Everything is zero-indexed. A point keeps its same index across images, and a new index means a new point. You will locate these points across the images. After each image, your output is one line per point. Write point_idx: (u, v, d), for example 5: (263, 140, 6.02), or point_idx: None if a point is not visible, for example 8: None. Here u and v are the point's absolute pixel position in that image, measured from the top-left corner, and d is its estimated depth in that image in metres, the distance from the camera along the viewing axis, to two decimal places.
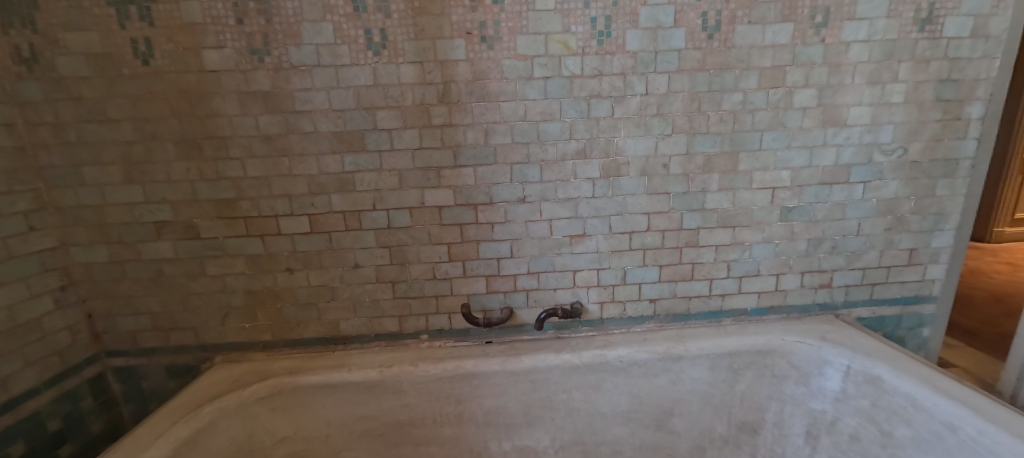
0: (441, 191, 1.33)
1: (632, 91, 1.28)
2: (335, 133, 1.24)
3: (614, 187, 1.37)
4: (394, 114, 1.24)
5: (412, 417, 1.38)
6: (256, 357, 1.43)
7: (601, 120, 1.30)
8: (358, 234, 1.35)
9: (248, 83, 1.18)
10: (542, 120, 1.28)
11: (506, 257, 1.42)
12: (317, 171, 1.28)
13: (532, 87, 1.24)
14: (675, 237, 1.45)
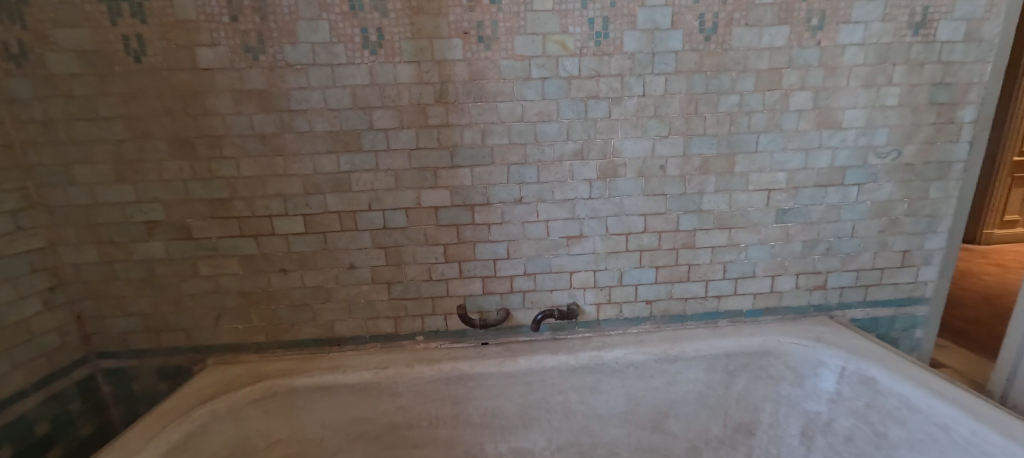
0: (619, 237, 0.87)
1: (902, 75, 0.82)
2: (424, 140, 0.81)
3: (861, 200, 0.89)
4: (552, 126, 0.81)
5: (413, 418, 0.85)
6: (254, 364, 0.88)
7: (853, 119, 0.84)
8: (459, 275, 0.89)
9: (320, 79, 0.76)
10: (774, 114, 0.81)
11: (691, 300, 0.93)
12: (400, 186, 0.84)
13: (770, 69, 0.79)
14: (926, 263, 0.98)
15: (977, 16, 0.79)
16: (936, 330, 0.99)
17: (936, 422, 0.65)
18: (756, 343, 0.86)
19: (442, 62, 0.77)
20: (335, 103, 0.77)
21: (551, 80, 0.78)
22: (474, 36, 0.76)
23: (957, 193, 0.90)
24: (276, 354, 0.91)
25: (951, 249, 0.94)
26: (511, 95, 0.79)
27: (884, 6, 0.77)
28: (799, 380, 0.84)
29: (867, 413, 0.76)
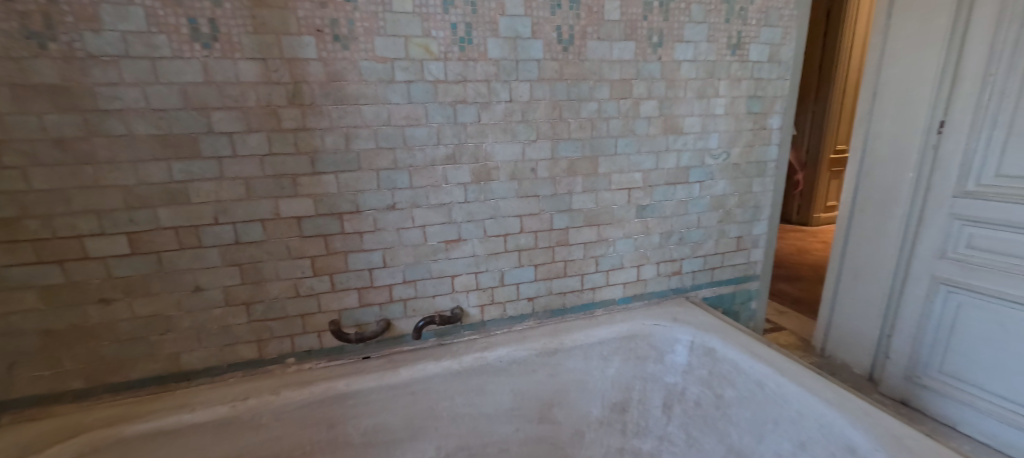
0: (498, 239, 0.91)
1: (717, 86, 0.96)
2: (279, 144, 0.74)
3: (700, 193, 1.03)
4: (422, 130, 0.80)
5: (286, 454, 0.77)
6: (71, 416, 0.73)
7: (687, 125, 0.96)
8: (324, 288, 0.84)
9: (137, 73, 0.65)
10: (627, 121, 0.91)
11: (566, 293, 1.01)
12: (250, 196, 0.75)
13: (621, 80, 0.88)
14: (756, 248, 1.16)
15: (776, 42, 0.98)
16: (765, 302, 1.22)
17: (755, 380, 0.81)
18: (622, 328, 0.97)
19: (292, 61, 0.71)
20: (160, 102, 0.67)
21: (417, 84, 0.77)
22: (329, 35, 0.71)
23: (771, 188, 1.10)
24: (102, 401, 0.76)
25: (769, 234, 1.15)
26: (377, 98, 0.76)
27: (709, 30, 0.91)
28: (658, 357, 0.97)
29: (709, 378, 0.90)
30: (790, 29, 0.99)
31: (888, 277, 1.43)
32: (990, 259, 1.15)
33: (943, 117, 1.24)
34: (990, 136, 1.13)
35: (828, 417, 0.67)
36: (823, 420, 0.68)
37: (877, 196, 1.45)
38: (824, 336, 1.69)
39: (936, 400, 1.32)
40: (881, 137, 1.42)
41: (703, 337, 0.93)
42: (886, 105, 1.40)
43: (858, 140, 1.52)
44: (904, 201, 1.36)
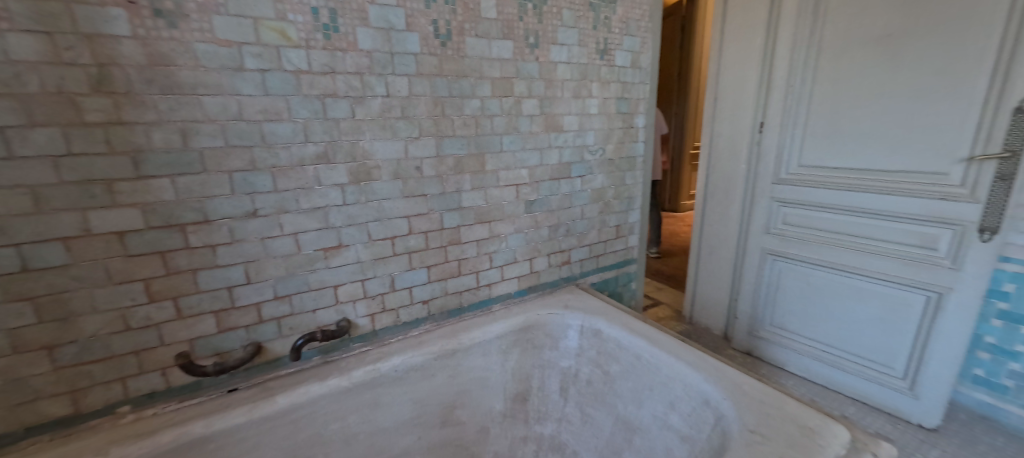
0: (386, 242, 0.87)
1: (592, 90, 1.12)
2: (83, 142, 0.58)
3: (576, 188, 1.18)
4: (285, 126, 0.71)
5: None
6: None
7: (568, 121, 1.10)
8: (167, 315, 0.70)
9: None
10: (511, 118, 0.99)
11: (467, 290, 1.06)
12: (40, 210, 0.58)
13: (503, 78, 0.94)
14: (632, 234, 1.36)
15: (636, 50, 1.19)
16: (642, 281, 1.43)
17: (634, 352, 1.01)
18: (520, 320, 1.09)
19: (91, 36, 0.56)
20: None
21: (272, 73, 0.68)
22: (146, 8, 0.59)
23: (642, 180, 1.31)
24: None
25: (641, 223, 1.37)
26: (220, 88, 0.65)
27: (579, 35, 1.05)
28: (554, 344, 1.12)
29: (597, 356, 1.08)
30: (646, 39, 1.20)
31: (733, 251, 1.75)
32: (800, 231, 1.52)
33: (763, 119, 1.56)
34: (794, 133, 1.48)
35: (685, 376, 0.89)
36: (683, 378, 0.89)
37: (721, 184, 1.75)
38: (691, 305, 1.99)
39: (769, 346, 1.69)
40: (722, 135, 1.72)
41: (592, 321, 1.12)
42: (723, 109, 1.70)
43: (705, 138, 1.80)
44: (740, 188, 1.68)
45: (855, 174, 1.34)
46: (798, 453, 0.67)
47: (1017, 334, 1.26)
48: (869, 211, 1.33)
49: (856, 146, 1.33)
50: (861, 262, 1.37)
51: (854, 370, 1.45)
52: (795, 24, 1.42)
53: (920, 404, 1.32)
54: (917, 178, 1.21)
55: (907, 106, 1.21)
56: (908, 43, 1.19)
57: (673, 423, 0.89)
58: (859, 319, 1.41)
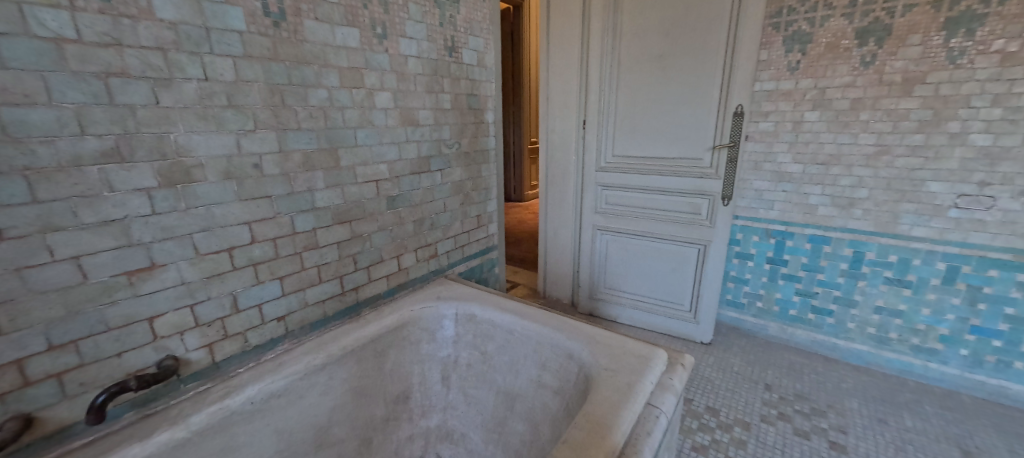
0: (220, 254, 0.81)
1: (443, 88, 1.24)
2: None
3: (433, 182, 1.27)
4: (47, 113, 0.58)
5: None
6: None
7: (421, 113, 1.19)
8: None
9: None
10: (365, 109, 1.04)
11: (334, 295, 1.06)
12: None
13: (350, 68, 0.99)
14: (491, 221, 1.53)
15: (480, 50, 1.34)
16: (502, 265, 1.62)
17: (507, 328, 1.12)
18: (394, 319, 1.12)
19: None
20: None
21: (14, 38, 0.55)
22: None
23: (495, 172, 1.50)
24: None
25: (498, 212, 1.56)
26: None
27: (427, 30, 1.16)
28: (431, 337, 1.19)
29: (473, 339, 1.18)
30: (488, 41, 1.36)
31: (573, 231, 2.05)
32: (618, 208, 1.89)
33: (584, 117, 1.88)
34: (610, 127, 1.83)
35: (552, 338, 1.04)
36: (551, 340, 1.04)
37: (558, 174, 2.02)
38: (545, 281, 2.24)
39: (606, 305, 2.06)
40: (555, 131, 1.98)
41: (464, 307, 1.20)
42: (554, 109, 1.96)
43: (541, 134, 2.03)
44: (573, 176, 1.98)
45: (650, 161, 1.77)
46: (638, 375, 0.87)
47: (744, 266, 1.90)
48: (663, 189, 1.76)
49: (648, 140, 1.75)
50: (658, 228, 1.81)
51: (661, 311, 1.92)
52: (602, 41, 1.75)
53: (700, 327, 1.84)
54: (686, 162, 1.69)
55: (675, 110, 1.67)
56: (673, 64, 1.64)
57: (545, 381, 1.03)
58: (661, 271, 1.86)
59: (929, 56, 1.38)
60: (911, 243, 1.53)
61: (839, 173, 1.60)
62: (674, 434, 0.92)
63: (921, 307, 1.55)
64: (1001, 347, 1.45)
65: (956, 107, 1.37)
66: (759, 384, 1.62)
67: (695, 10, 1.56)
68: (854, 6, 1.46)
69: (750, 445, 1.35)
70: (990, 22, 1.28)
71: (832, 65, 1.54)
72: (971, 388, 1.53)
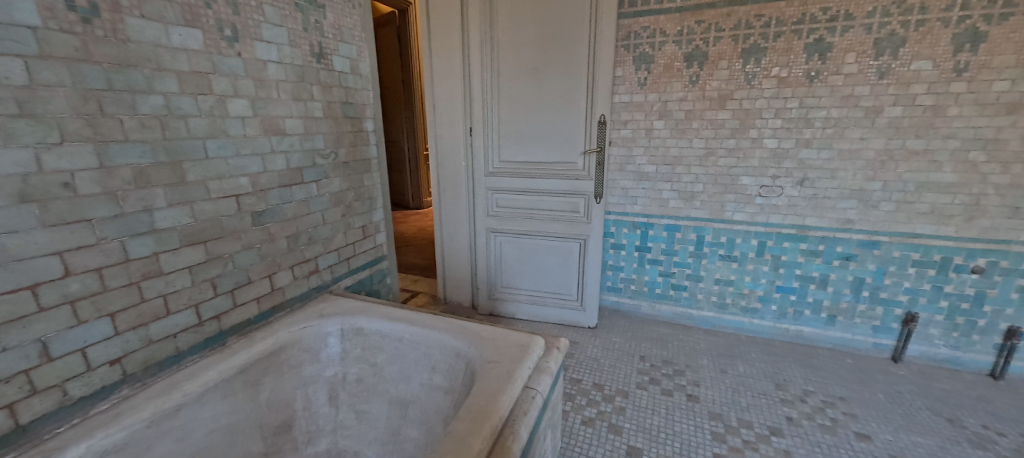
0: (17, 294, 0.67)
1: (313, 97, 1.20)
2: None
3: (308, 194, 1.22)
4: None
5: None
6: None
7: (288, 121, 1.13)
8: None
9: None
10: (218, 116, 0.96)
11: (190, 326, 0.95)
12: None
13: (193, 72, 0.90)
14: (378, 231, 1.53)
15: (353, 56, 1.32)
16: (393, 274, 1.63)
17: (397, 336, 1.13)
18: (270, 344, 1.05)
19: None
20: None
21: None
22: None
23: (379, 181, 1.51)
24: None
25: (384, 220, 1.56)
26: None
27: (288, 34, 1.11)
28: (315, 357, 1.14)
29: (363, 353, 1.17)
30: (362, 48, 1.35)
31: (468, 233, 2.15)
32: (508, 210, 2.04)
33: (471, 125, 1.98)
34: (495, 134, 1.96)
35: (441, 340, 1.08)
36: (440, 342, 1.08)
37: (450, 179, 2.10)
38: (445, 287, 2.30)
39: (504, 303, 2.18)
40: (444, 138, 2.05)
41: (351, 321, 1.18)
42: (441, 116, 2.02)
43: (431, 140, 2.09)
44: (465, 181, 2.07)
45: (532, 166, 1.94)
46: (518, 363, 0.96)
47: (619, 255, 2.17)
48: (545, 191, 1.95)
49: (529, 145, 1.92)
50: (544, 227, 2.00)
51: (553, 302, 2.11)
52: (481, 52, 1.86)
53: (586, 312, 2.07)
54: (562, 167, 1.90)
55: (550, 119, 1.86)
56: (545, 76, 1.81)
57: (436, 382, 1.07)
58: (550, 266, 2.06)
59: (733, 78, 1.76)
60: (734, 226, 1.92)
61: (681, 171, 1.94)
62: (553, 411, 1.03)
63: (744, 275, 1.96)
64: (795, 299, 1.91)
65: (754, 119, 1.77)
66: (635, 356, 1.88)
67: (560, 29, 1.74)
68: (681, 35, 1.78)
69: (628, 410, 1.56)
70: (768, 54, 1.69)
71: (670, 82, 1.86)
72: (780, 334, 1.98)
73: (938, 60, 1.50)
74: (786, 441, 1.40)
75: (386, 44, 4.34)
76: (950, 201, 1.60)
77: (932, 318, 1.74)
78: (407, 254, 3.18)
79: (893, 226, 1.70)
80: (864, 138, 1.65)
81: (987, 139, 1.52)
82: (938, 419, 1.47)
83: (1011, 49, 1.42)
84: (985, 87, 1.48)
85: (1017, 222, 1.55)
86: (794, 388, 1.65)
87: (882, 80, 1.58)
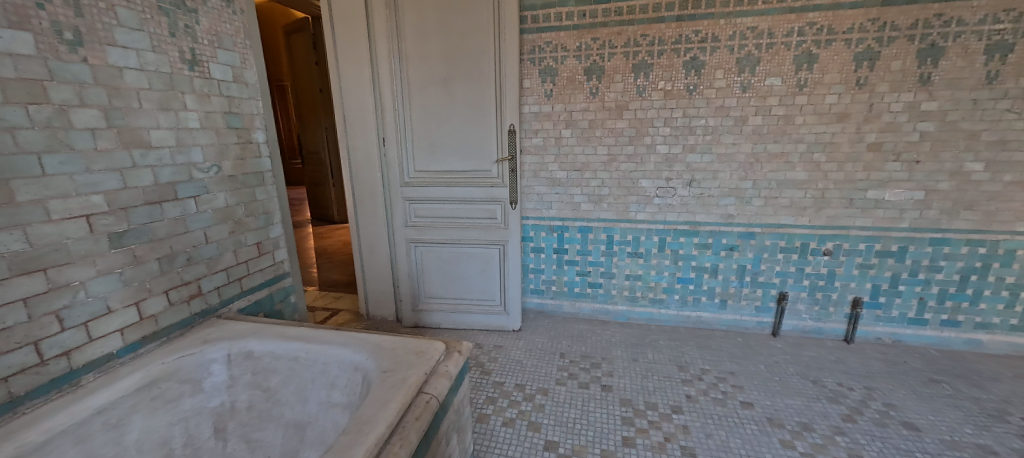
0: None
1: (186, 106, 1.12)
2: None
3: (186, 210, 1.14)
4: None
5: None
6: None
7: (154, 133, 1.04)
8: None
9: None
10: (60, 128, 0.85)
11: (28, 367, 0.82)
12: None
13: (21, 79, 0.79)
14: (275, 248, 1.47)
15: (235, 65, 1.27)
16: (296, 293, 1.58)
17: (291, 356, 1.09)
18: (139, 379, 0.94)
19: None
20: None
21: None
22: None
23: (275, 195, 1.45)
24: None
25: (285, 236, 1.51)
26: None
27: (151, 40, 1.02)
28: (196, 388, 1.06)
29: (254, 378, 1.12)
30: (246, 57, 1.31)
31: (387, 245, 2.11)
32: (427, 220, 2.04)
33: (384, 135, 1.95)
34: (409, 144, 1.95)
35: (337, 355, 1.06)
36: (336, 357, 1.05)
37: (366, 191, 2.05)
38: (367, 302, 2.25)
39: (429, 314, 2.16)
40: (357, 149, 2.00)
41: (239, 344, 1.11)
42: (353, 126, 1.98)
43: (343, 151, 2.02)
44: (381, 192, 2.04)
45: (449, 175, 1.96)
46: (414, 369, 0.96)
47: (539, 258, 2.26)
48: (462, 199, 1.98)
49: (445, 155, 1.94)
50: (464, 234, 2.03)
51: (478, 309, 2.13)
52: (390, 62, 1.86)
53: (510, 316, 2.12)
54: (478, 175, 1.94)
55: (463, 129, 1.89)
56: (455, 87, 1.85)
57: (336, 400, 1.04)
58: (472, 273, 2.08)
59: (627, 90, 1.93)
60: (637, 225, 2.09)
61: (590, 176, 2.08)
62: (456, 414, 1.05)
63: (650, 269, 2.14)
64: (694, 288, 2.12)
65: (648, 127, 1.96)
66: (556, 353, 1.95)
67: (466, 42, 1.79)
68: (580, 50, 1.93)
69: (547, 406, 1.59)
70: (654, 69, 1.88)
71: (573, 94, 1.99)
72: (684, 321, 2.18)
73: (785, 77, 1.78)
74: (685, 416, 1.52)
75: (302, 54, 4.25)
76: (804, 195, 1.89)
77: (798, 295, 2.03)
78: (329, 271, 3.03)
79: (763, 218, 1.96)
80: (736, 143, 1.90)
81: (826, 143, 1.82)
82: (806, 382, 1.71)
83: (836, 69, 1.73)
84: (820, 100, 1.78)
85: (852, 211, 1.87)
86: (693, 369, 1.82)
87: (745, 93, 1.83)
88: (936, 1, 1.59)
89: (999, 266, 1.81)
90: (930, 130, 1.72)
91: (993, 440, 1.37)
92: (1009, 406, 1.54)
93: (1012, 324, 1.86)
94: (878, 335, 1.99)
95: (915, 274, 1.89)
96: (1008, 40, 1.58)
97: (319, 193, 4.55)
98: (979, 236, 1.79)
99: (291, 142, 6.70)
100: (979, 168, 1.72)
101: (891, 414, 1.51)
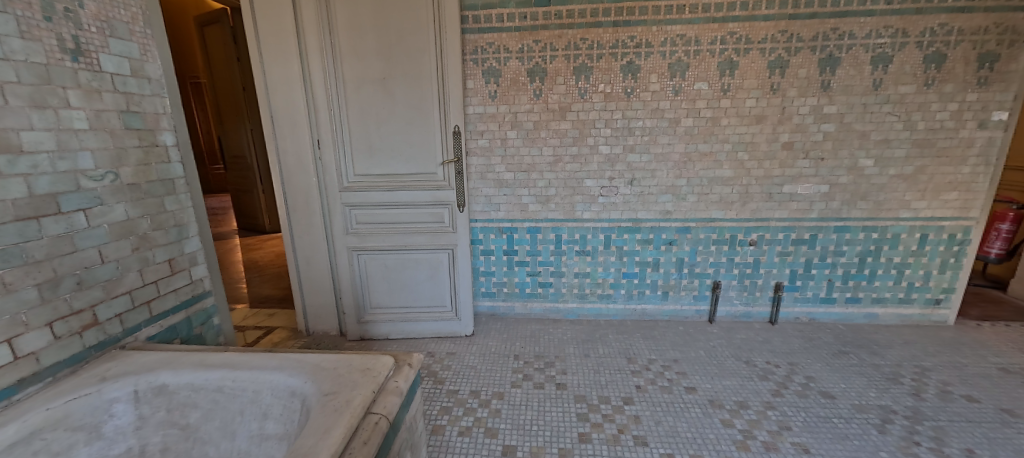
0: None
1: (67, 104, 0.95)
2: None
3: (73, 226, 0.97)
4: None
5: None
6: None
7: (23, 134, 0.87)
8: None
9: None
10: None
11: None
12: None
13: None
14: (192, 264, 1.31)
15: (133, 56, 1.11)
16: (220, 313, 1.42)
17: (215, 386, 0.97)
18: (15, 431, 0.77)
19: None
20: None
21: None
22: None
23: (189, 204, 1.29)
24: None
25: (203, 250, 1.36)
26: None
27: (18, 24, 0.85)
28: (93, 435, 0.90)
29: (169, 415, 0.99)
30: (146, 49, 1.15)
31: (326, 255, 1.98)
32: (370, 226, 1.94)
33: (318, 137, 1.83)
34: (347, 147, 1.84)
35: (270, 380, 0.95)
36: (269, 383, 0.95)
37: (299, 197, 1.91)
38: (306, 318, 2.09)
39: (376, 325, 2.06)
40: (287, 153, 1.85)
41: (148, 378, 0.96)
42: (282, 129, 1.82)
43: (271, 155, 1.86)
44: (317, 198, 1.90)
45: (391, 178, 1.88)
46: (359, 389, 0.89)
47: (489, 260, 2.24)
48: (408, 203, 1.91)
49: (386, 158, 1.86)
50: (410, 240, 1.95)
51: (428, 316, 2.07)
52: (321, 59, 1.74)
53: (462, 321, 2.09)
54: (422, 178, 1.88)
55: (405, 130, 1.82)
56: (394, 87, 1.78)
57: (270, 430, 0.94)
58: (421, 279, 2.01)
59: (569, 92, 1.97)
60: (584, 223, 2.14)
61: (536, 177, 2.10)
62: (409, 431, 0.99)
63: (597, 267, 2.21)
64: (638, 283, 2.22)
65: (590, 128, 2.01)
66: (510, 356, 1.94)
67: (404, 40, 1.73)
68: (522, 52, 1.93)
69: (503, 411, 1.57)
70: (594, 72, 1.94)
71: (517, 95, 1.99)
72: (630, 314, 2.28)
73: (711, 82, 1.91)
74: (636, 407, 1.58)
75: (220, 49, 3.87)
76: (731, 191, 2.05)
77: (730, 283, 2.20)
78: (260, 286, 2.78)
79: (697, 213, 2.10)
80: (671, 144, 2.01)
81: (747, 143, 1.98)
82: (739, 363, 1.85)
83: (753, 75, 1.89)
84: (741, 104, 1.94)
85: (771, 204, 2.06)
86: (642, 360, 1.90)
87: (678, 96, 1.94)
88: (831, 17, 1.80)
89: (888, 248, 2.09)
90: (831, 131, 1.94)
91: (891, 400, 1.58)
92: (901, 369, 1.78)
93: (900, 297, 2.16)
94: (797, 315, 2.22)
95: (824, 258, 2.13)
96: (887, 53, 1.83)
97: (247, 201, 4.18)
98: (872, 223, 2.05)
99: (211, 145, 6.07)
100: (870, 164, 1.98)
101: (811, 385, 1.68)
